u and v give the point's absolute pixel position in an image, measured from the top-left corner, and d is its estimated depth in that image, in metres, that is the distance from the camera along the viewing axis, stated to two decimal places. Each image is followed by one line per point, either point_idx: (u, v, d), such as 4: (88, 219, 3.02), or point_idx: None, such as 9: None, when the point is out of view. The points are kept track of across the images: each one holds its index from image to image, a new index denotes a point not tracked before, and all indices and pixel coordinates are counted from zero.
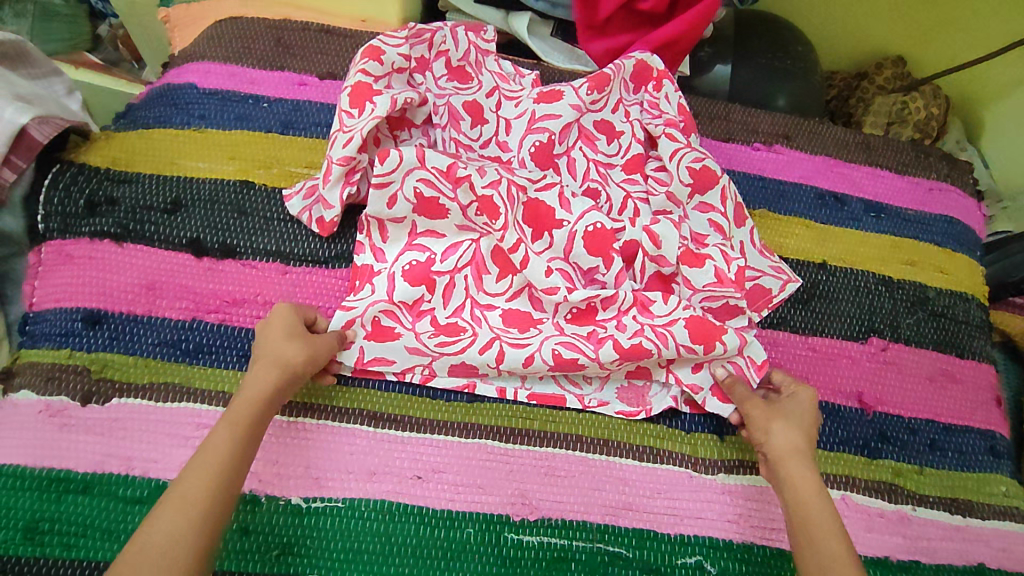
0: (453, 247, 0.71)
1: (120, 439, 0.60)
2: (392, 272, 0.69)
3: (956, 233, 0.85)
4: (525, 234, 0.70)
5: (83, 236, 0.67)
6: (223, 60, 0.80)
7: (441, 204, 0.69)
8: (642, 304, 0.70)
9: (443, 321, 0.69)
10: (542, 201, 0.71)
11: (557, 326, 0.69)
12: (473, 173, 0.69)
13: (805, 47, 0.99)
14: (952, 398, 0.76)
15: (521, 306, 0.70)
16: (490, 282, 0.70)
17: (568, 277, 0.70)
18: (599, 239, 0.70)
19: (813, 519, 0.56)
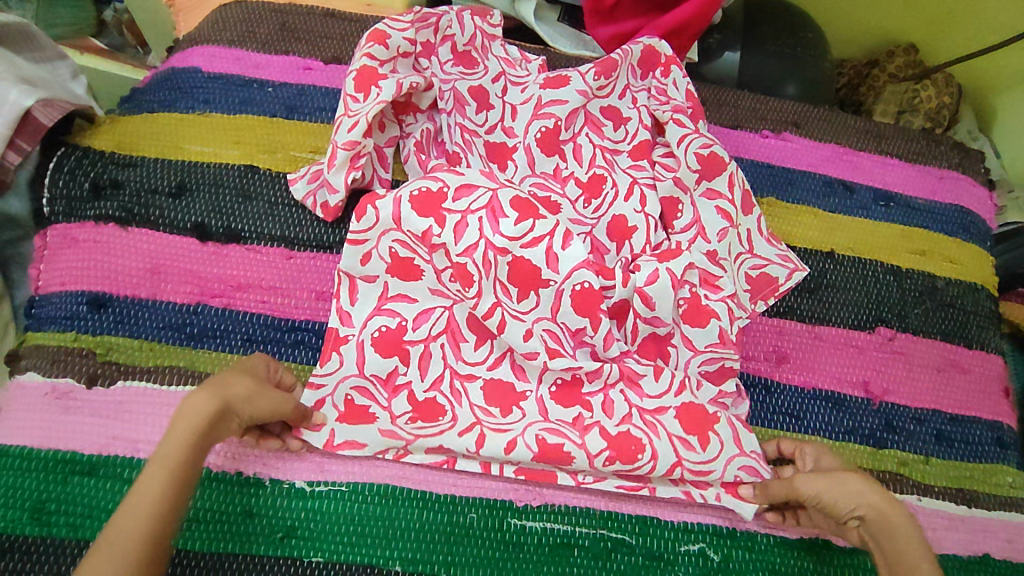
0: (425, 313, 0.66)
1: (124, 421, 0.60)
2: (361, 339, 0.65)
3: (966, 222, 0.84)
4: (510, 296, 0.65)
5: (89, 220, 0.67)
6: (227, 43, 0.79)
7: (416, 265, 0.66)
8: (631, 378, 0.66)
9: (420, 397, 0.64)
10: (527, 259, 0.64)
11: (541, 408, 0.64)
12: (448, 237, 0.64)
13: (815, 34, 0.98)
14: (959, 388, 0.75)
15: (503, 377, 0.65)
16: (469, 350, 0.66)
17: (555, 338, 0.65)
18: (588, 298, 0.65)
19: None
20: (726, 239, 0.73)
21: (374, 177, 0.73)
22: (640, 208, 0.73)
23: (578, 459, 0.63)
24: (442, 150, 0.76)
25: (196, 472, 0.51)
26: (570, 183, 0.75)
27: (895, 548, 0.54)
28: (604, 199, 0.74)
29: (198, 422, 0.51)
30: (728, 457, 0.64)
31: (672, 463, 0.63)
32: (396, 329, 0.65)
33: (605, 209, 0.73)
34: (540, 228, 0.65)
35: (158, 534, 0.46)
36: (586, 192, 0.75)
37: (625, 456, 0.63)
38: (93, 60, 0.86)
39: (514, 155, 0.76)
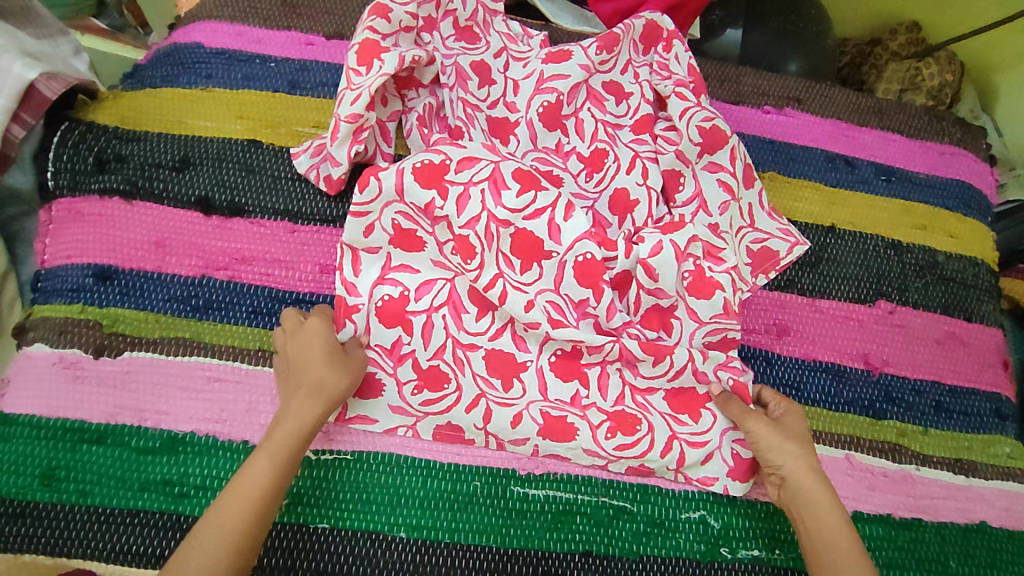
0: (427, 285, 0.66)
1: (131, 391, 0.61)
2: (366, 307, 0.65)
3: (967, 197, 0.85)
4: (512, 267, 0.65)
5: (93, 193, 0.68)
6: (229, 19, 0.79)
7: (419, 237, 0.66)
8: (629, 358, 0.66)
9: (424, 365, 0.64)
10: (531, 231, 0.64)
11: (541, 386, 0.65)
12: (451, 209, 0.64)
13: (818, 10, 0.97)
14: (959, 361, 0.76)
15: (504, 347, 0.65)
16: (471, 321, 0.65)
17: (558, 310, 0.65)
18: (589, 270, 0.64)
19: (837, 555, 0.56)
20: (727, 213, 0.74)
21: (377, 151, 0.73)
22: (641, 180, 0.74)
23: (581, 431, 0.64)
24: (444, 125, 0.77)
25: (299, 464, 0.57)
26: (572, 158, 0.76)
27: (815, 517, 0.58)
28: (606, 172, 0.75)
29: (297, 419, 0.57)
30: (721, 431, 0.66)
31: (667, 438, 0.65)
32: (398, 299, 0.65)
33: (607, 183, 0.74)
34: (542, 200, 0.64)
35: (260, 512, 0.53)
36: (588, 166, 0.75)
37: (626, 427, 0.64)
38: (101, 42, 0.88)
39: (515, 130, 0.77)
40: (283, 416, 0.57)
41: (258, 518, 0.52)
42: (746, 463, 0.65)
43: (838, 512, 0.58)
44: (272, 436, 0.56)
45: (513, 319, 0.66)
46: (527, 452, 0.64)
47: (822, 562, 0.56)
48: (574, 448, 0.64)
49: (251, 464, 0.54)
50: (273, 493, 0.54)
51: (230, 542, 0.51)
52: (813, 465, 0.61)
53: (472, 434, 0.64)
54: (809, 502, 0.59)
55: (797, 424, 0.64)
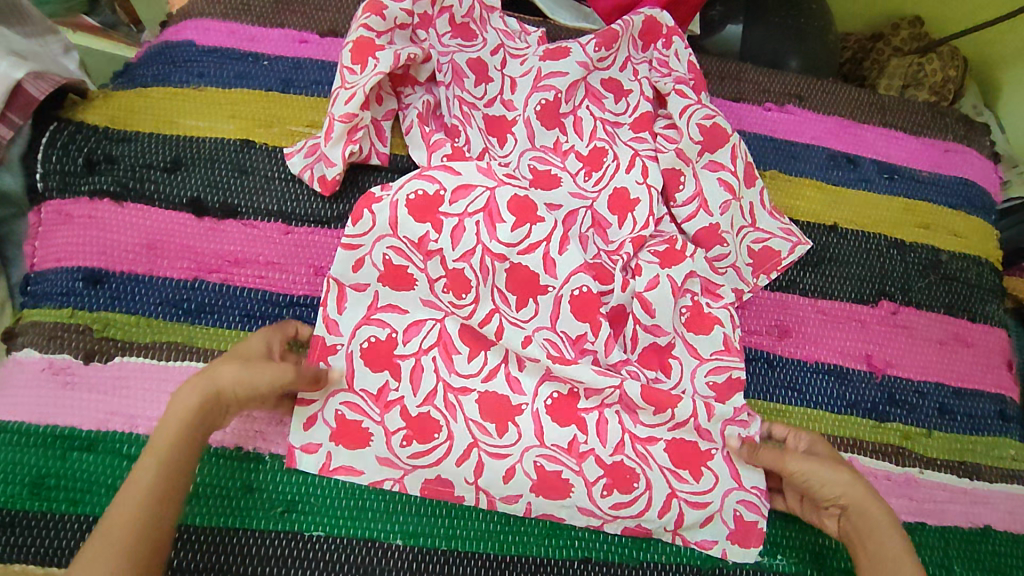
0: (416, 325, 0.66)
1: (122, 397, 0.60)
2: (351, 351, 0.64)
3: (971, 195, 0.83)
4: (508, 303, 0.67)
5: (83, 195, 0.67)
6: (222, 16, 0.78)
7: (408, 273, 0.66)
8: (628, 403, 0.64)
9: (413, 412, 0.63)
10: (526, 266, 0.66)
11: (537, 430, 0.63)
12: (445, 242, 0.66)
13: (819, 5, 0.96)
14: (963, 361, 0.75)
15: (498, 389, 0.64)
16: (462, 362, 0.65)
17: (556, 347, 0.66)
18: (587, 302, 0.66)
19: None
20: (729, 212, 0.73)
21: (372, 151, 0.72)
22: (642, 178, 0.72)
23: (577, 486, 0.62)
24: (440, 124, 0.75)
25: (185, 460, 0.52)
26: (570, 157, 0.75)
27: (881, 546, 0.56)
28: (605, 171, 0.74)
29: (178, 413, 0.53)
30: (724, 490, 0.64)
31: (667, 496, 0.63)
32: (386, 341, 0.65)
33: (606, 182, 0.73)
34: (536, 234, 0.67)
35: (150, 519, 0.48)
36: (587, 165, 0.74)
37: (622, 484, 0.62)
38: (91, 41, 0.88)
39: (512, 129, 0.76)
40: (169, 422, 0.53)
41: (149, 525, 0.48)
42: (747, 527, 0.63)
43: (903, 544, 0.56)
44: (155, 441, 0.52)
45: (506, 360, 0.65)
46: (519, 510, 0.62)
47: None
48: (568, 506, 0.62)
49: (136, 471, 0.50)
50: (148, 489, 0.49)
51: (119, 552, 0.46)
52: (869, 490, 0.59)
53: (461, 490, 0.62)
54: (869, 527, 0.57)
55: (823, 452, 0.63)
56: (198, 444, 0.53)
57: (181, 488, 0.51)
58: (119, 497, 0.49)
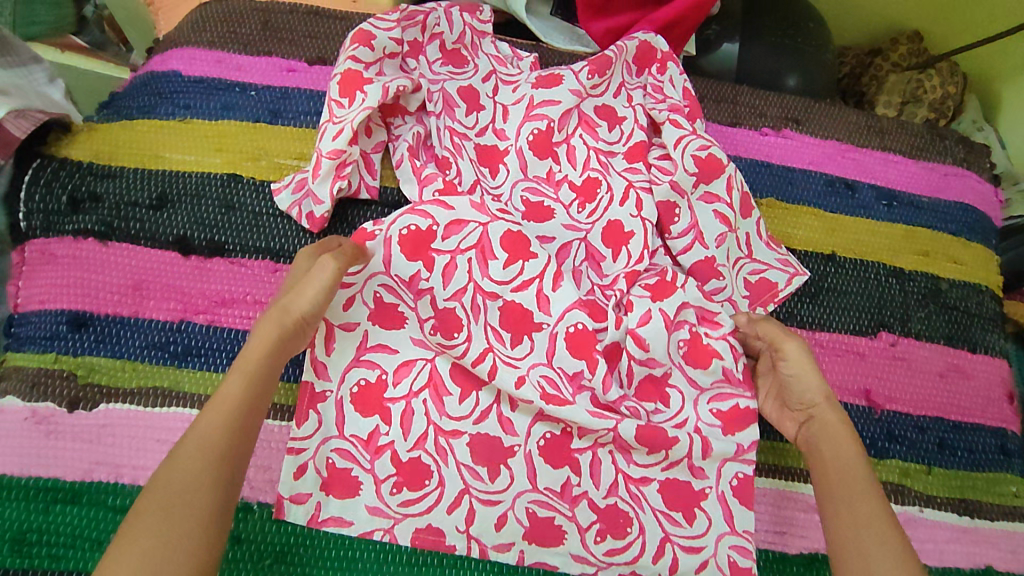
0: (406, 366, 0.64)
1: (108, 446, 0.59)
2: (339, 397, 0.63)
3: (972, 221, 0.82)
4: (503, 341, 0.66)
5: (67, 235, 0.65)
6: (208, 44, 0.76)
7: (399, 312, 0.66)
8: (623, 443, 0.63)
9: (403, 458, 0.62)
10: (520, 303, 0.66)
11: (530, 476, 0.63)
12: (437, 281, 0.66)
13: (818, 23, 0.95)
14: (963, 395, 0.73)
15: (490, 431, 0.64)
16: (453, 403, 0.64)
17: (552, 384, 0.64)
18: (582, 340, 0.66)
19: (855, 493, 0.53)
20: (723, 245, 0.72)
21: (361, 185, 0.70)
22: (635, 212, 0.71)
23: (569, 533, 0.62)
24: (431, 155, 0.74)
25: (274, 379, 0.54)
26: (563, 186, 0.74)
27: (834, 444, 0.56)
28: (599, 203, 0.73)
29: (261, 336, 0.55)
30: (717, 534, 0.62)
31: (660, 540, 0.62)
32: (375, 384, 0.64)
33: (600, 214, 0.72)
34: (529, 271, 0.67)
35: (237, 424, 0.49)
36: (580, 196, 0.73)
37: (616, 529, 0.62)
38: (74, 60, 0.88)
39: (505, 159, 0.74)
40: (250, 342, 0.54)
41: (238, 430, 0.49)
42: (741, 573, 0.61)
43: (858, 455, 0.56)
44: (243, 355, 0.53)
45: (498, 400, 0.64)
46: (511, 559, 0.61)
47: (840, 501, 0.53)
48: (562, 553, 0.61)
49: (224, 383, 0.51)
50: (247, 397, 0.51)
51: (210, 453, 0.47)
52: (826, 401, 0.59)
53: (453, 538, 0.61)
54: (824, 427, 0.58)
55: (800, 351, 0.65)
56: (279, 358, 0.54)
57: (264, 402, 0.52)
58: (207, 406, 0.50)
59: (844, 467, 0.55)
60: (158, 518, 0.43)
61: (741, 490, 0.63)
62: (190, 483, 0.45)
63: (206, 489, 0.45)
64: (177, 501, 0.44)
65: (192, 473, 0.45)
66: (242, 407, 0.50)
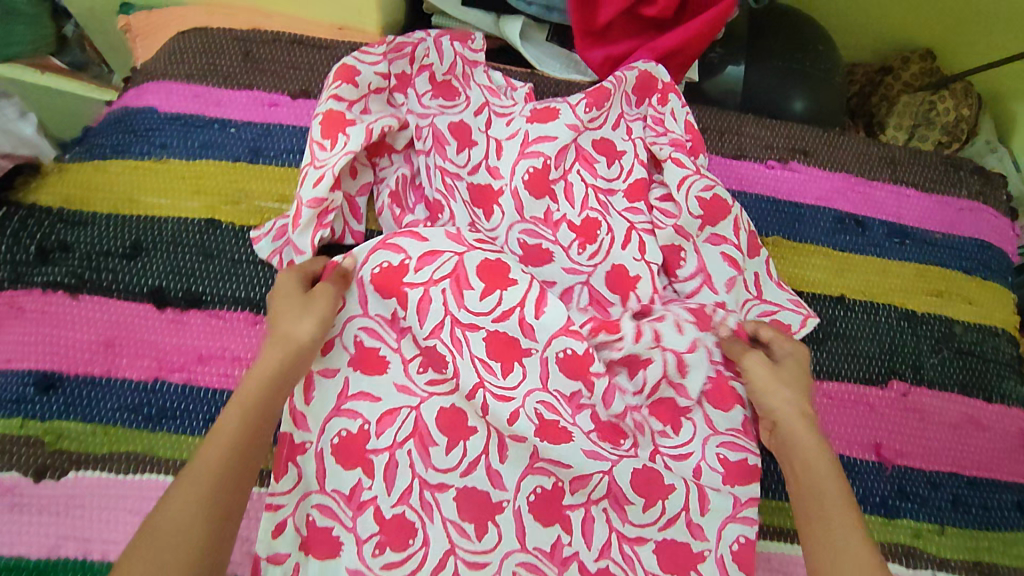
0: (390, 415, 0.60)
1: (77, 518, 0.56)
2: (319, 448, 0.59)
3: (988, 259, 0.78)
4: (493, 372, 0.61)
5: (37, 287, 0.62)
6: (185, 78, 0.72)
7: (381, 356, 0.62)
8: (617, 498, 0.60)
9: (387, 514, 0.57)
10: (504, 333, 0.61)
11: (519, 535, 0.59)
12: (414, 319, 0.61)
13: (827, 45, 0.90)
14: (977, 448, 0.70)
15: (478, 485, 0.59)
16: (439, 454, 0.59)
17: (551, 408, 0.60)
18: (576, 362, 0.61)
19: (826, 500, 0.53)
20: (733, 290, 0.68)
21: (345, 230, 0.68)
22: (639, 255, 0.68)
23: None
24: (421, 195, 0.70)
25: (274, 412, 0.51)
26: (562, 227, 0.69)
27: (803, 459, 0.56)
28: (600, 245, 0.68)
29: (262, 366, 0.52)
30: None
31: None
32: (358, 435, 0.59)
33: (602, 257, 0.68)
34: (508, 300, 0.62)
35: (236, 455, 0.48)
36: (580, 237, 0.69)
37: None
38: (53, 81, 0.82)
39: (499, 200, 0.70)
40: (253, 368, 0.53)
41: (235, 461, 0.47)
42: None
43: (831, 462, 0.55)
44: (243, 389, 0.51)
45: (487, 450, 0.60)
46: None
47: (812, 508, 0.53)
48: None
49: (224, 415, 0.50)
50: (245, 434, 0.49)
51: (205, 486, 0.45)
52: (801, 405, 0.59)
53: None
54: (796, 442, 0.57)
55: (794, 369, 0.62)
56: (285, 385, 0.52)
57: (267, 432, 0.50)
58: (207, 438, 0.49)
59: (813, 484, 0.54)
60: (147, 559, 0.41)
61: (742, 554, 0.60)
62: (181, 520, 0.43)
63: (198, 525, 0.44)
64: (168, 539, 0.42)
65: (185, 509, 0.44)
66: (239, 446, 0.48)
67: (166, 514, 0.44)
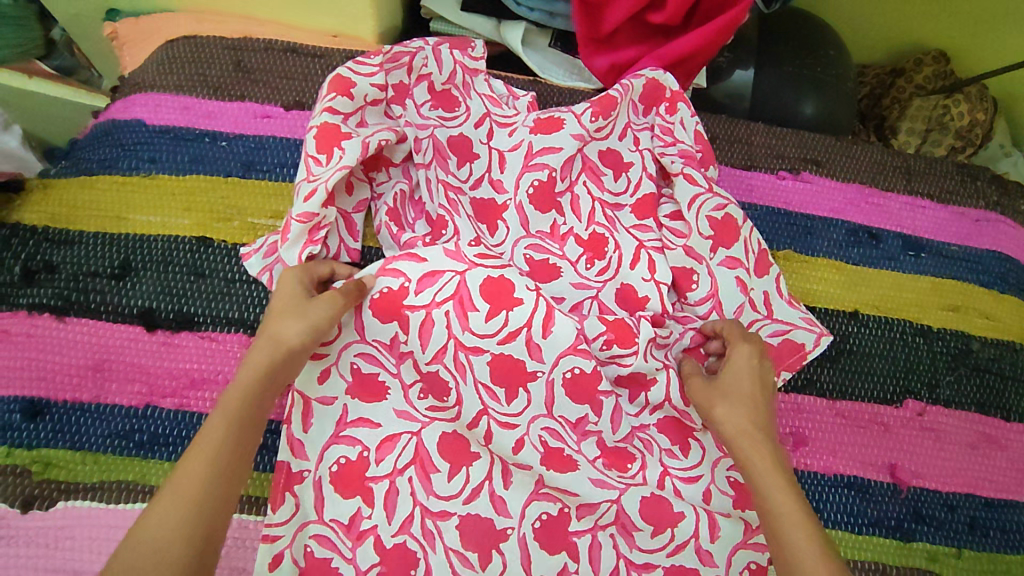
0: (390, 442, 0.58)
1: (65, 551, 0.54)
2: (318, 477, 0.57)
3: (1006, 271, 0.76)
4: (496, 398, 0.59)
5: (22, 309, 0.60)
6: (175, 89, 0.70)
7: (380, 381, 0.60)
8: (626, 524, 0.58)
9: (387, 544, 0.55)
10: (509, 356, 0.59)
11: (524, 563, 0.56)
12: (416, 343, 0.60)
13: (837, 49, 0.88)
14: (995, 468, 0.68)
15: (482, 511, 0.57)
16: (441, 481, 0.57)
17: (556, 436, 0.59)
18: (583, 383, 0.60)
19: (782, 535, 0.47)
20: (742, 317, 0.66)
21: (341, 247, 0.65)
22: (649, 275, 0.65)
23: None
24: (421, 211, 0.68)
25: (262, 413, 0.49)
26: (569, 241, 0.67)
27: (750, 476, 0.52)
28: (609, 261, 0.66)
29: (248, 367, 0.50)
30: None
31: None
32: (357, 462, 0.57)
33: (611, 273, 0.66)
34: (515, 320, 0.59)
35: (220, 471, 0.45)
36: (588, 251, 0.67)
37: None
38: (38, 84, 0.79)
39: (504, 215, 0.68)
40: (236, 377, 0.50)
41: (222, 472, 0.45)
42: None
43: (784, 479, 0.50)
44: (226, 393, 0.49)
45: (491, 475, 0.58)
46: None
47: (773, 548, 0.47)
48: None
49: (206, 427, 0.47)
50: (229, 437, 0.46)
51: (186, 504, 0.42)
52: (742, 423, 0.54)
53: None
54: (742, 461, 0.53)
55: (741, 379, 0.57)
56: (271, 392, 0.50)
57: (253, 444, 0.48)
58: (188, 452, 0.46)
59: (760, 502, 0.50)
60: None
61: None
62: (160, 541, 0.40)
63: (178, 546, 0.40)
64: (146, 562, 0.39)
65: (166, 527, 0.41)
66: (223, 450, 0.46)
67: (144, 539, 0.40)
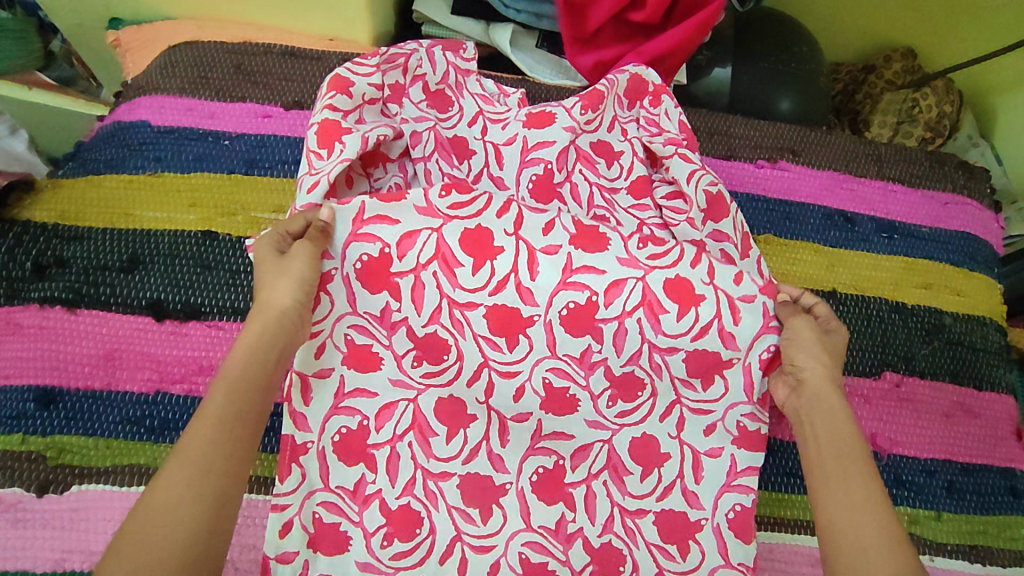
0: (388, 410, 0.60)
1: (81, 532, 0.56)
2: (321, 448, 0.58)
3: (974, 251, 0.80)
4: (497, 347, 0.61)
5: (33, 302, 0.63)
6: (178, 91, 0.73)
7: (374, 352, 0.61)
8: (617, 470, 0.60)
9: (392, 506, 0.57)
10: (503, 306, 0.61)
11: (523, 514, 0.59)
12: (409, 309, 0.61)
13: (810, 45, 0.92)
14: (969, 435, 0.71)
15: (480, 470, 0.60)
16: (440, 445, 0.59)
17: (563, 376, 0.61)
18: (578, 316, 0.61)
19: (851, 477, 0.48)
20: None
21: None
22: None
23: None
24: None
25: (265, 371, 0.49)
26: None
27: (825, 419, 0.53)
28: None
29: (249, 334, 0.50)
30: (710, 568, 0.58)
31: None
32: (358, 431, 0.59)
33: None
34: (501, 268, 0.61)
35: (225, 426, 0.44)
36: None
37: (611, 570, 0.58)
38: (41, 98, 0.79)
39: None
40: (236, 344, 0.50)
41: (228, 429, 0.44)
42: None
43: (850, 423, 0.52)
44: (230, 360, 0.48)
45: (487, 435, 0.61)
46: None
47: (836, 484, 0.48)
48: None
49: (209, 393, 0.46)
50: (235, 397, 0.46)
51: (195, 464, 0.42)
52: (827, 377, 0.55)
53: None
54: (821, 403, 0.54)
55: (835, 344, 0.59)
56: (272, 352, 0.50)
57: (259, 403, 0.47)
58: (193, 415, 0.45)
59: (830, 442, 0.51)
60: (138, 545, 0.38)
61: (739, 522, 0.59)
62: (172, 500, 0.40)
63: (188, 504, 0.40)
64: (160, 519, 0.39)
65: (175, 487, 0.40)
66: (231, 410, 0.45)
67: (155, 499, 0.40)
